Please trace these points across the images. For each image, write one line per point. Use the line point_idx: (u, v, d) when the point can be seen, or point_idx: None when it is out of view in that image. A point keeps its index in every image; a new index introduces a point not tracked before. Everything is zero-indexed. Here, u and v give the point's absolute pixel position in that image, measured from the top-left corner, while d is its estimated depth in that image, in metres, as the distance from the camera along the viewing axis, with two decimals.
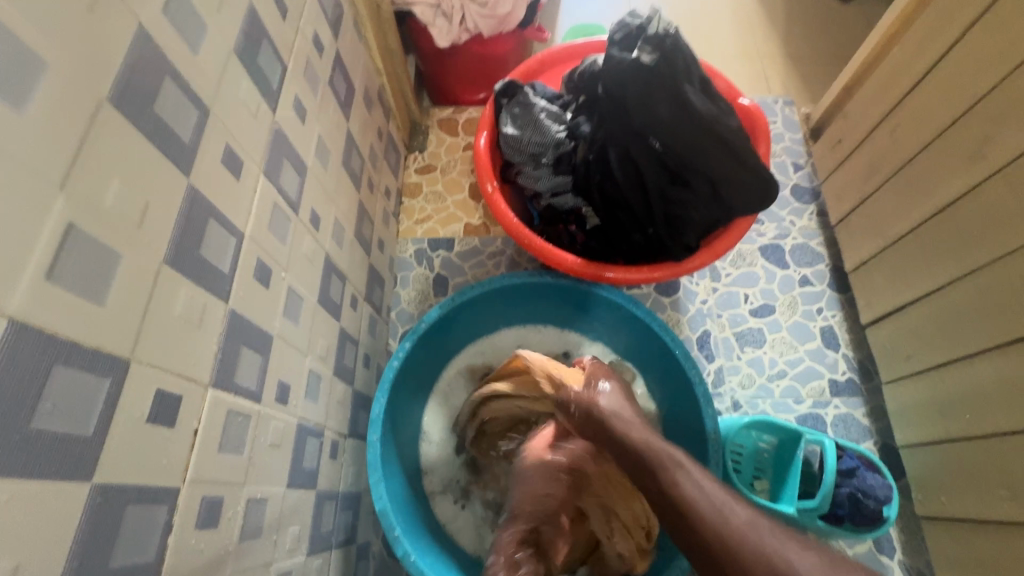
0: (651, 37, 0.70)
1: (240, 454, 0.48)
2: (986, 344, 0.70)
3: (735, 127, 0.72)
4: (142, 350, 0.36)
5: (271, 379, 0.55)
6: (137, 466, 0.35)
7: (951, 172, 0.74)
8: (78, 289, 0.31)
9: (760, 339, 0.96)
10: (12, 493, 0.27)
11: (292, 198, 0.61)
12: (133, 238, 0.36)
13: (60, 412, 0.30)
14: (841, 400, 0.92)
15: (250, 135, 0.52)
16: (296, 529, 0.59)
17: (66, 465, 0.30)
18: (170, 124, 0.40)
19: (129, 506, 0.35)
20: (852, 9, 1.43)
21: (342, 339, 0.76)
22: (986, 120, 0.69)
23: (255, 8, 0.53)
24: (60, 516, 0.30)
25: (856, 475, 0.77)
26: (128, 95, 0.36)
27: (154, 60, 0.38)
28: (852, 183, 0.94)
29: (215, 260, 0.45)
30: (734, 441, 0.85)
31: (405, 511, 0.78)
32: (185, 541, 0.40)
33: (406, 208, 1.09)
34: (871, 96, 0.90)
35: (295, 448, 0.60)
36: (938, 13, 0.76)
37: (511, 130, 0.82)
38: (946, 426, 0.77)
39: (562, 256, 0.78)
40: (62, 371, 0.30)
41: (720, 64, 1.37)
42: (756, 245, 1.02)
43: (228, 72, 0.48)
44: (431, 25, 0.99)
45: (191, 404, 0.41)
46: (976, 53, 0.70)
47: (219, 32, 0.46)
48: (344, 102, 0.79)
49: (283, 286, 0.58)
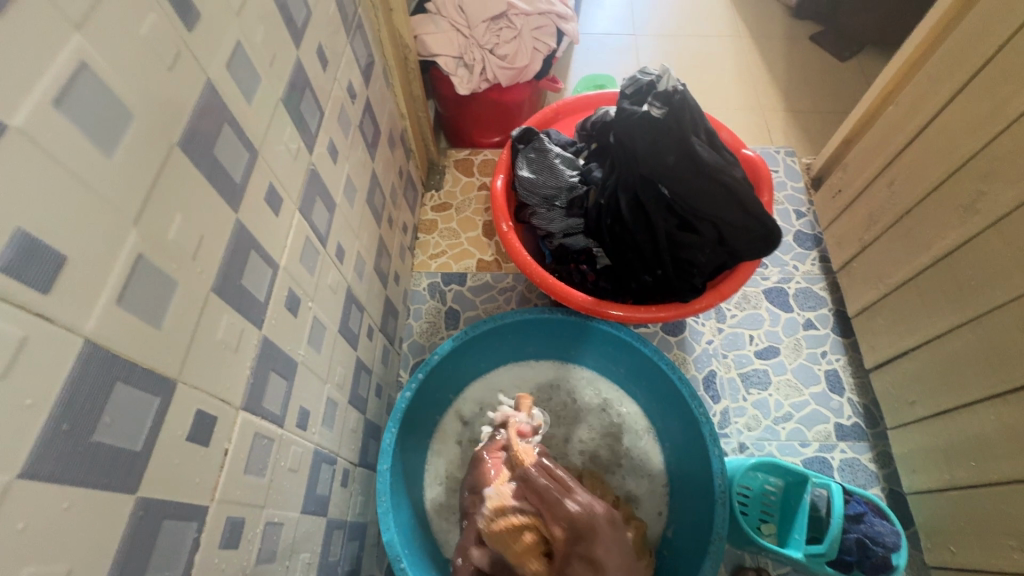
0: (660, 93, 0.76)
1: (262, 476, 0.50)
2: (984, 392, 0.71)
3: (739, 176, 0.76)
4: (188, 372, 0.39)
5: (295, 405, 0.57)
6: (173, 482, 0.37)
7: (949, 225, 0.77)
8: (139, 313, 0.34)
9: (765, 381, 0.98)
10: (70, 500, 0.29)
11: (322, 232, 0.65)
12: (187, 267, 0.39)
13: (116, 427, 0.32)
14: (847, 444, 0.92)
15: (290, 174, 0.56)
16: (306, 556, 0.60)
17: (117, 477, 0.32)
18: (225, 165, 0.44)
19: (164, 521, 0.37)
20: (849, 67, 1.51)
21: (358, 368, 0.78)
22: (977, 177, 0.73)
23: (301, 61, 0.58)
24: (105, 527, 0.32)
25: (864, 520, 0.77)
26: (194, 140, 0.40)
27: (216, 108, 0.42)
28: (853, 232, 0.98)
29: (253, 289, 0.48)
30: (741, 483, 0.86)
31: (411, 544, 0.78)
32: (208, 561, 0.42)
33: (421, 243, 1.13)
34: (868, 150, 0.95)
35: (311, 474, 0.61)
36: (930, 78, 0.82)
37: (527, 173, 0.86)
38: (950, 473, 0.77)
39: (574, 294, 0.81)
40: (122, 387, 0.33)
41: (725, 114, 1.44)
42: (760, 288, 1.06)
43: (275, 118, 0.52)
44: (453, 74, 1.06)
45: (223, 425, 0.43)
46: (965, 115, 0.75)
47: (270, 84, 0.51)
48: (370, 143, 0.84)
49: (310, 314, 0.61)
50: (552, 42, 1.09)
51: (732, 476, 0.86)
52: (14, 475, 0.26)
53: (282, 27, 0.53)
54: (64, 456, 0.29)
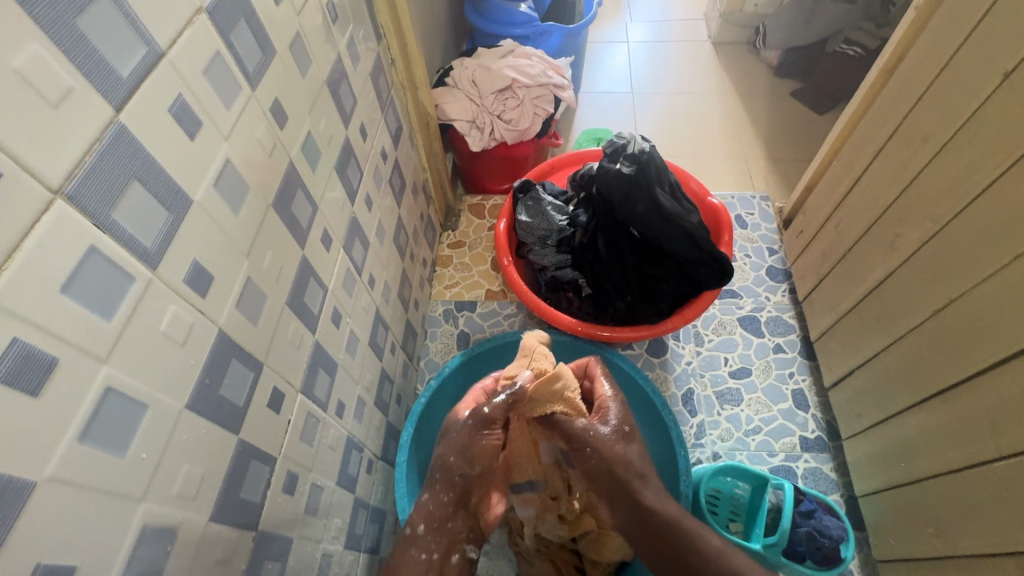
0: (630, 155, 0.93)
1: (311, 446, 0.66)
2: (908, 401, 0.84)
3: (697, 221, 0.92)
4: (270, 359, 0.56)
5: (335, 397, 0.74)
6: (257, 435, 0.54)
7: (878, 260, 0.91)
8: (246, 314, 0.52)
9: (738, 398, 1.10)
10: (208, 429, 0.46)
11: (358, 265, 0.83)
12: (272, 286, 0.57)
13: (231, 388, 0.49)
14: (810, 455, 1.03)
15: (338, 221, 0.75)
16: (338, 521, 0.75)
17: (229, 422, 0.49)
18: (298, 217, 0.62)
19: (252, 460, 0.53)
20: (826, 119, 1.68)
21: (383, 376, 0.95)
22: (894, 220, 0.87)
23: (349, 138, 0.78)
24: (223, 454, 0.48)
25: (815, 516, 0.88)
26: (280, 201, 0.58)
27: (293, 179, 0.61)
28: (812, 267, 1.12)
29: (311, 305, 0.66)
30: (711, 485, 0.98)
31: None
32: (274, 499, 0.58)
33: (438, 275, 1.32)
34: (821, 196, 1.11)
35: (344, 455, 0.77)
36: (861, 138, 0.98)
37: (525, 218, 1.04)
38: (888, 474, 0.88)
39: (562, 317, 0.96)
40: (235, 362, 0.50)
41: (710, 162, 1.61)
42: (735, 316, 1.20)
43: (330, 181, 0.72)
44: (468, 135, 1.26)
45: (288, 401, 0.60)
46: (885, 171, 0.90)
47: (327, 157, 0.71)
48: (398, 193, 1.04)
49: (348, 328, 0.78)
50: (550, 108, 1.29)
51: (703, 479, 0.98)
52: (183, 408, 0.43)
53: (337, 115, 0.73)
54: (205, 401, 0.46)
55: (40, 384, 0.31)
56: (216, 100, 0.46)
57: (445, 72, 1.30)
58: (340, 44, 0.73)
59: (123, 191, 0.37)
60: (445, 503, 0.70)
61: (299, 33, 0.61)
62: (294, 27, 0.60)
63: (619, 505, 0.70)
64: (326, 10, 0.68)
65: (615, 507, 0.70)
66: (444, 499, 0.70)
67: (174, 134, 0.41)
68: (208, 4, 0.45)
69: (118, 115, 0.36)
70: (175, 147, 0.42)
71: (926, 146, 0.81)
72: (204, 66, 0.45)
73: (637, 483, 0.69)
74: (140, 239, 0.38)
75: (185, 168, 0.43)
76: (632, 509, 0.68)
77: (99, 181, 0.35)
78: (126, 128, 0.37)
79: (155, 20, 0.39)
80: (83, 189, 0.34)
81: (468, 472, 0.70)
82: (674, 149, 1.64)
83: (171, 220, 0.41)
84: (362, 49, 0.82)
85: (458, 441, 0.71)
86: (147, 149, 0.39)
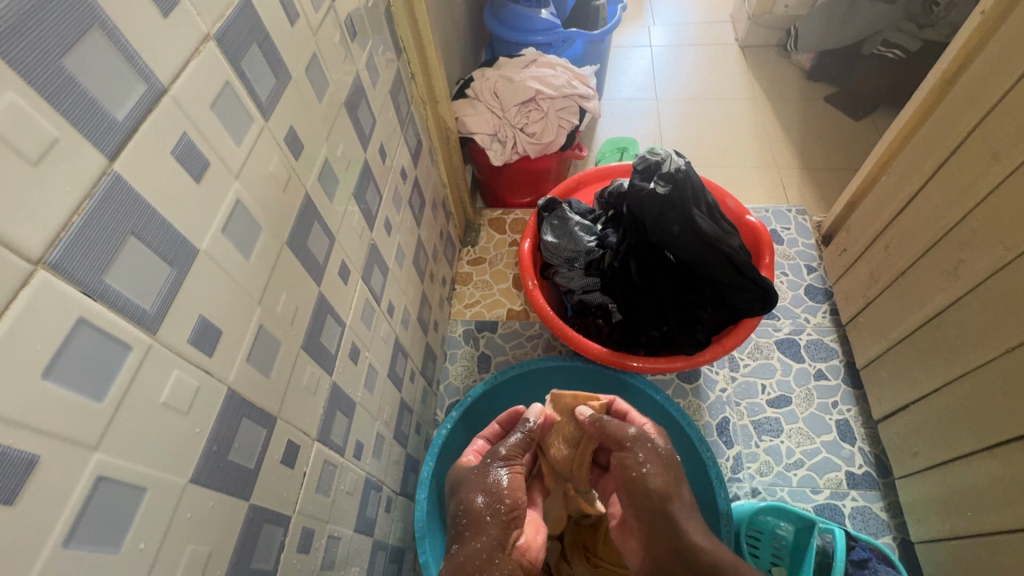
0: (665, 174, 0.87)
1: (327, 495, 0.61)
2: (978, 445, 0.77)
3: (736, 244, 0.87)
4: (284, 411, 0.52)
5: (352, 438, 0.69)
6: (271, 496, 0.50)
7: (936, 288, 0.84)
8: (259, 367, 0.47)
9: (777, 428, 1.02)
10: (215, 500, 0.42)
11: (377, 294, 0.78)
12: (287, 331, 0.52)
13: (241, 450, 0.45)
14: (858, 492, 0.96)
15: (356, 249, 0.70)
16: (356, 569, 0.71)
17: (239, 488, 0.45)
18: (316, 253, 0.58)
19: (264, 525, 0.49)
20: (864, 125, 1.58)
21: (401, 407, 0.90)
22: (958, 245, 0.80)
23: (368, 162, 0.73)
24: (231, 525, 0.44)
25: (868, 566, 0.82)
26: (296, 239, 0.54)
27: (310, 211, 0.57)
28: (858, 288, 1.05)
29: (328, 344, 0.61)
30: (753, 525, 0.89)
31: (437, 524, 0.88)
32: (288, 561, 0.53)
33: (458, 293, 1.27)
34: (868, 214, 1.03)
35: (362, 498, 0.72)
36: (914, 154, 0.91)
37: (551, 238, 0.99)
38: (951, 523, 0.83)
39: (591, 346, 0.91)
40: (246, 421, 0.46)
41: (741, 171, 1.52)
42: (772, 339, 1.12)
43: (349, 210, 0.67)
44: (488, 148, 1.21)
45: (303, 452, 0.55)
46: (946, 190, 0.83)
47: (345, 181, 0.66)
48: (418, 213, 0.99)
49: (366, 362, 0.73)
50: (575, 120, 1.23)
51: (744, 519, 0.90)
52: (187, 483, 0.39)
53: (355, 137, 0.68)
54: (212, 468, 0.41)
55: (16, 487, 0.27)
56: (225, 135, 0.42)
57: (465, 83, 1.26)
58: (358, 61, 0.69)
59: (117, 250, 0.33)
60: (494, 544, 0.57)
61: (316, 54, 0.57)
62: (311, 48, 0.55)
63: (657, 534, 0.60)
64: (344, 27, 0.64)
65: (650, 535, 0.61)
66: (480, 545, 0.57)
67: (177, 180, 0.37)
68: (217, 30, 0.40)
69: (113, 164, 0.32)
70: (180, 194, 0.37)
71: (994, 165, 0.74)
72: (211, 100, 0.40)
73: (676, 508, 0.61)
74: (137, 302, 0.34)
75: (191, 216, 0.38)
76: (670, 542, 0.59)
77: (89, 242, 0.31)
78: (122, 177, 0.32)
79: (157, 53, 0.35)
80: (71, 256, 0.30)
81: (498, 510, 0.60)
82: (703, 158, 1.56)
83: (174, 276, 0.37)
84: (380, 64, 0.78)
85: (479, 480, 0.63)
86: (146, 199, 0.34)
